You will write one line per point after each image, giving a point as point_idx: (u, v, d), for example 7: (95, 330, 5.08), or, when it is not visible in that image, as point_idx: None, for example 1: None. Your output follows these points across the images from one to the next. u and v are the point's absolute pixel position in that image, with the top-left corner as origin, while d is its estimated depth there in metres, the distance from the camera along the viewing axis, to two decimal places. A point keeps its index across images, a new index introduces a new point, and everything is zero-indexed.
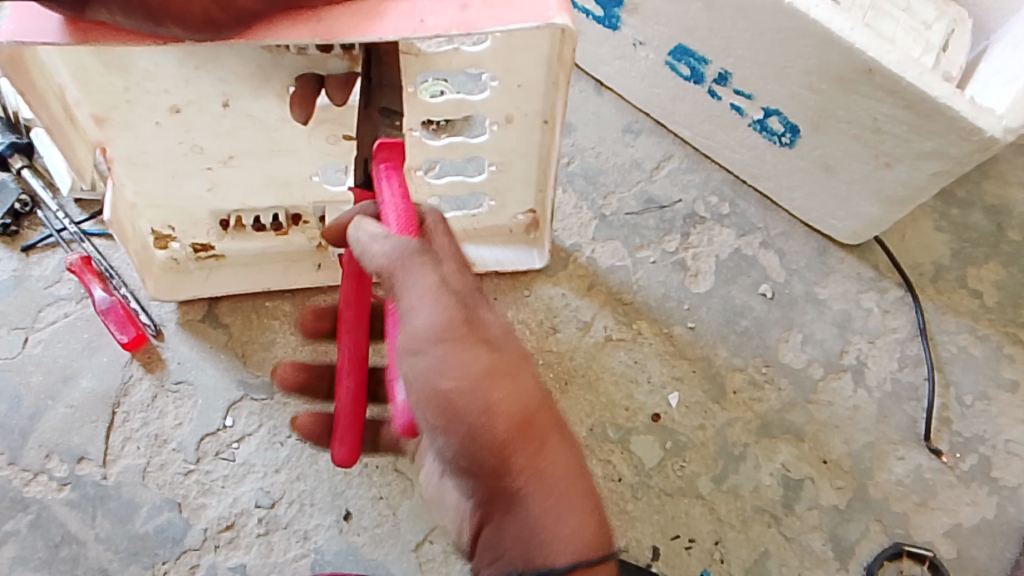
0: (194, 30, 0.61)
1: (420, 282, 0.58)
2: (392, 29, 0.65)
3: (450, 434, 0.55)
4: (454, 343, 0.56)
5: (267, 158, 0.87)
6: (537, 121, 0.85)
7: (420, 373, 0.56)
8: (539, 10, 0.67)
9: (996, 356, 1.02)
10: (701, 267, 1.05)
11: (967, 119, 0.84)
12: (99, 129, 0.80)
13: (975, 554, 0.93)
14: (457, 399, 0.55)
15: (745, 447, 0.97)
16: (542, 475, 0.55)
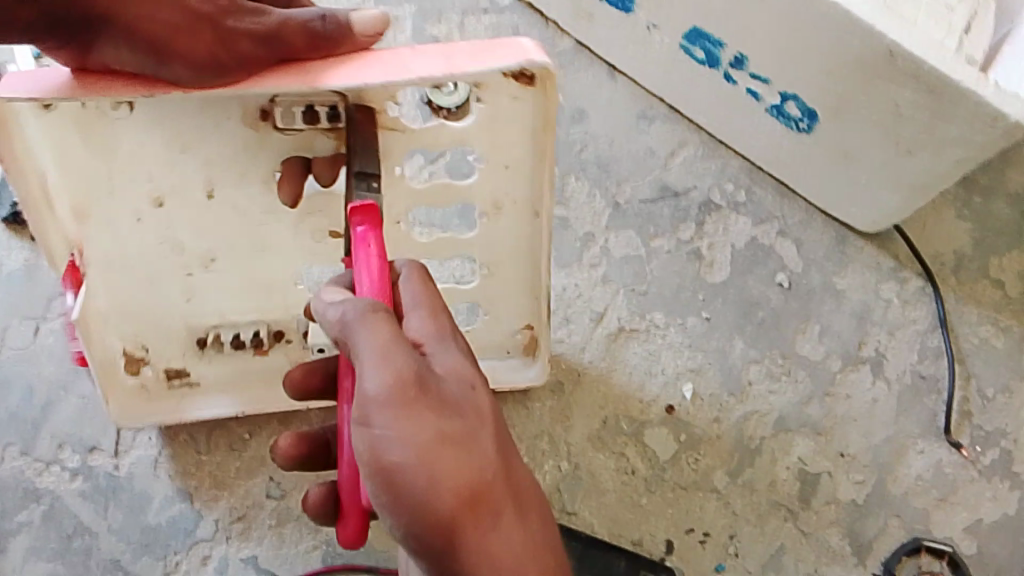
0: (197, 71, 0.64)
1: (371, 343, 0.49)
2: (377, 75, 0.64)
3: (395, 516, 0.48)
4: (405, 413, 0.47)
5: (248, 260, 0.87)
6: (526, 209, 0.81)
7: (368, 449, 0.47)
8: (519, 53, 0.67)
9: (1019, 348, 1.00)
10: (716, 257, 1.03)
11: (990, 106, 0.82)
12: (78, 223, 0.80)
13: (995, 549, 0.92)
14: (405, 480, 0.47)
15: (761, 440, 0.95)
16: (491, 560, 0.48)
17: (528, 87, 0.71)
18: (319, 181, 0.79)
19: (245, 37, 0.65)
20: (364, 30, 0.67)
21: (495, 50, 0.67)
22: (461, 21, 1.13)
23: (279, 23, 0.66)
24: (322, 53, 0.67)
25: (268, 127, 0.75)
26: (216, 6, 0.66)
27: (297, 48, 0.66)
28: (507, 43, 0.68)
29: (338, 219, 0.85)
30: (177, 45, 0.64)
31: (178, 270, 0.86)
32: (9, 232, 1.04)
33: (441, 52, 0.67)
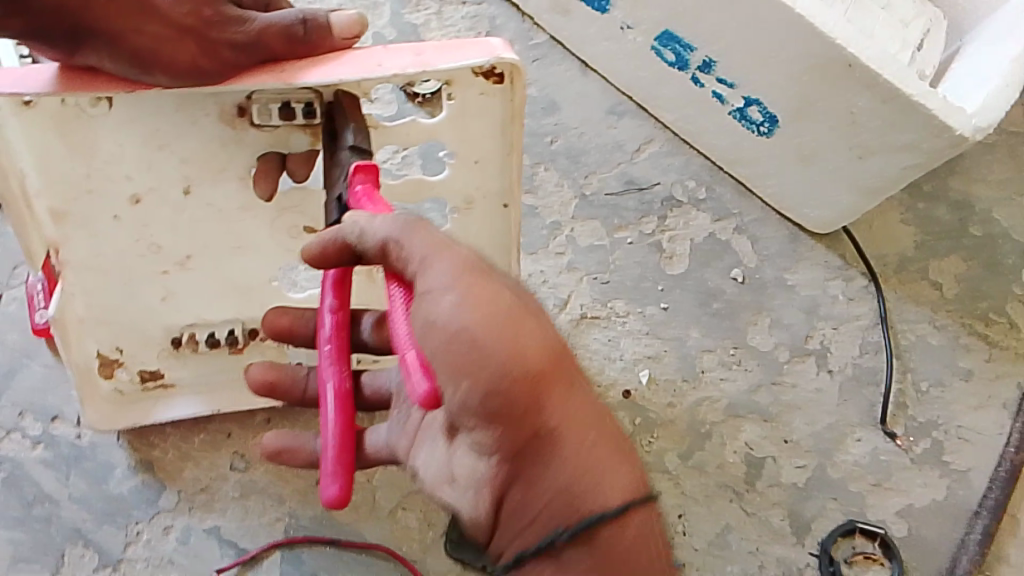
0: (179, 78, 0.68)
1: (427, 241, 0.54)
2: (350, 71, 0.69)
3: (473, 375, 0.48)
4: (467, 277, 0.51)
5: (223, 257, 0.90)
6: (495, 202, 0.84)
7: (443, 319, 0.50)
8: (485, 49, 0.72)
9: (953, 345, 1.06)
10: (676, 250, 1.08)
11: (939, 117, 0.88)
12: (56, 226, 0.82)
13: (926, 533, 0.97)
14: (482, 339, 0.48)
15: (712, 425, 1.00)
16: (572, 413, 0.48)
17: (497, 83, 0.74)
18: (293, 178, 0.82)
19: (225, 45, 0.68)
20: (340, 31, 0.72)
21: (463, 48, 0.72)
22: (440, 9, 1.17)
23: (258, 30, 0.69)
24: (299, 54, 0.71)
25: (244, 124, 0.78)
26: (198, 16, 0.68)
27: (275, 51, 0.70)
28: (475, 42, 0.72)
29: (312, 215, 0.88)
30: (160, 53, 0.67)
31: (153, 271, 0.88)
32: None
33: (412, 50, 0.72)
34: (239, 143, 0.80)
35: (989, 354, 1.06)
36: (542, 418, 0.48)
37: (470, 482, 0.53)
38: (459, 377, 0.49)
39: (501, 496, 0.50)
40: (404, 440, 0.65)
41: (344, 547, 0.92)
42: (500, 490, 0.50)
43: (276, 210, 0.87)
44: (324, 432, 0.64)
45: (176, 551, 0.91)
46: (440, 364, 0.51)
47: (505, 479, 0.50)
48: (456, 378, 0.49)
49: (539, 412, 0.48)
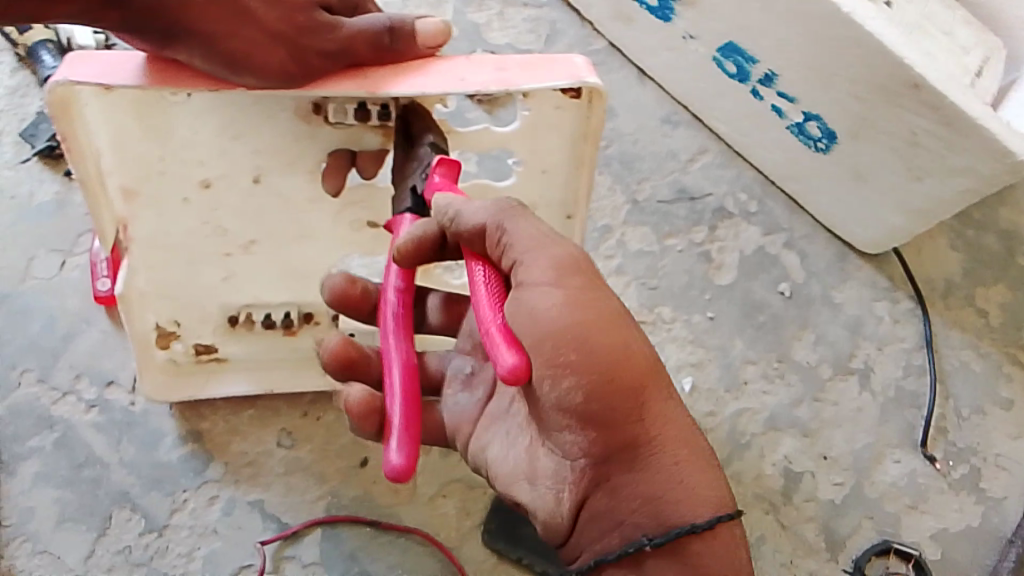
0: (268, 80, 0.67)
1: (532, 231, 0.61)
2: (433, 84, 0.68)
3: (583, 376, 0.57)
4: (579, 280, 0.59)
5: (285, 245, 0.90)
6: (557, 212, 0.85)
7: (543, 314, 0.58)
8: (571, 71, 0.70)
9: (996, 374, 1.07)
10: (725, 261, 1.09)
11: (1000, 141, 0.89)
12: (126, 203, 0.81)
13: (958, 557, 0.97)
14: (595, 342, 0.57)
15: (752, 436, 1.00)
16: (665, 427, 0.59)
17: (573, 98, 0.75)
18: (361, 174, 0.84)
19: (314, 53, 0.68)
20: (425, 41, 0.70)
21: (546, 66, 0.70)
22: (502, 10, 1.19)
23: (347, 38, 0.69)
24: (383, 62, 0.70)
25: (319, 121, 0.79)
26: (290, 22, 0.68)
27: (360, 59, 0.69)
28: (557, 59, 0.72)
29: (375, 211, 0.88)
30: (253, 56, 0.66)
31: (216, 253, 0.88)
32: (42, 165, 1.07)
33: (495, 64, 0.70)
34: (312, 137, 0.80)
35: None
36: (638, 429, 0.58)
37: (554, 480, 0.63)
38: (569, 377, 0.57)
39: (588, 490, 0.61)
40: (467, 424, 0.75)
41: (384, 529, 0.93)
42: (586, 485, 0.61)
43: (340, 205, 0.87)
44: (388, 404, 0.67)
45: (221, 522, 0.92)
46: (545, 357, 0.58)
47: (596, 474, 0.60)
48: (566, 376, 0.57)
49: (636, 420, 0.58)
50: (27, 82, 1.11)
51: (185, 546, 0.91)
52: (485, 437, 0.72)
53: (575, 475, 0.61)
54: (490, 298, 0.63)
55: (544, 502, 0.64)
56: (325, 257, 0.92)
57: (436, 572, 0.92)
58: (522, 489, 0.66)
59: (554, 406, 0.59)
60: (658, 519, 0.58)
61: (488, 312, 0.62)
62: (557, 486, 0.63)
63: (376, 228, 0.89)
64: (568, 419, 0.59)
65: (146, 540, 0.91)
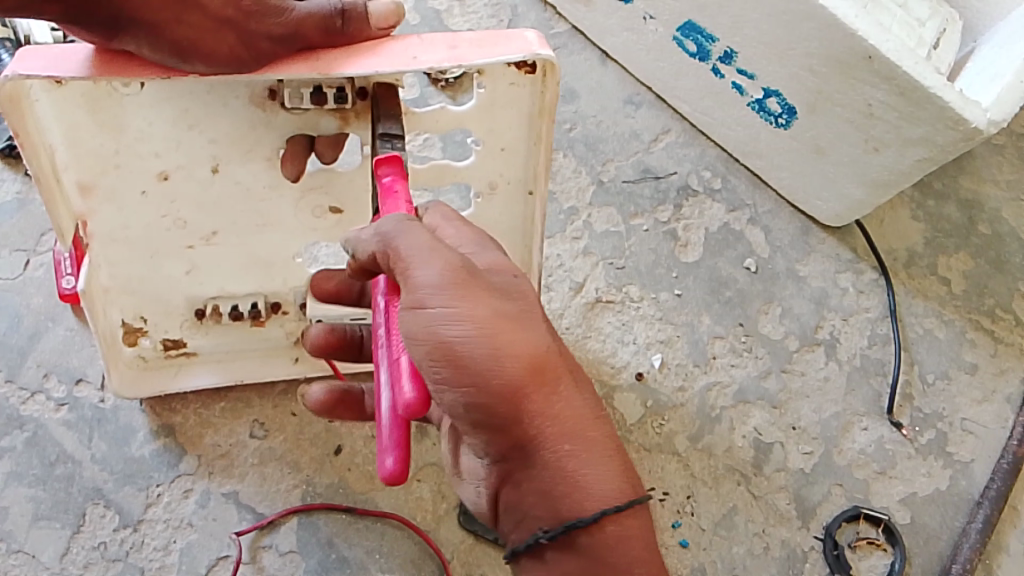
0: (217, 66, 0.67)
1: (419, 244, 0.58)
2: (385, 64, 0.68)
3: (463, 391, 0.55)
4: (452, 295, 0.55)
5: (249, 235, 0.90)
6: (519, 190, 0.86)
7: (434, 334, 0.55)
8: (523, 46, 0.71)
9: (960, 340, 1.08)
10: (691, 238, 1.10)
11: (955, 109, 0.90)
12: (83, 199, 0.81)
13: (927, 521, 0.98)
14: (471, 357, 0.55)
15: (721, 410, 1.01)
16: (551, 420, 0.57)
17: (528, 74, 0.76)
18: (320, 160, 0.84)
19: (264, 37, 0.67)
20: (376, 22, 0.71)
21: (498, 43, 0.71)
22: None
23: (297, 21, 0.68)
24: (336, 45, 0.70)
25: (274, 108, 0.79)
26: (237, 7, 0.68)
27: (312, 42, 0.70)
28: (509, 35, 0.72)
29: (337, 196, 0.88)
30: (201, 43, 0.66)
31: (180, 245, 0.88)
32: (4, 165, 1.07)
33: (447, 42, 0.70)
34: (268, 125, 0.81)
35: (994, 349, 1.08)
36: (527, 429, 0.57)
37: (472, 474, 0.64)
38: (449, 390, 0.56)
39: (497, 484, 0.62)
40: None
41: (360, 515, 0.94)
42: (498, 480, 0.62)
43: (300, 190, 0.87)
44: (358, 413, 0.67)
45: (196, 514, 0.92)
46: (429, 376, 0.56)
47: (505, 470, 0.61)
48: (447, 390, 0.56)
49: (523, 423, 0.57)
50: None
51: (160, 540, 0.91)
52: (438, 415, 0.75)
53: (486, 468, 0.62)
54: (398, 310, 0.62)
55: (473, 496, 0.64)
56: (289, 246, 0.92)
57: (414, 554, 0.93)
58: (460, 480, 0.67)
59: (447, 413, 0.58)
60: (555, 513, 0.59)
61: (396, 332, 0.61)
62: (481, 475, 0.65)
63: (339, 213, 0.90)
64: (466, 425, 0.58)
65: (121, 536, 0.91)
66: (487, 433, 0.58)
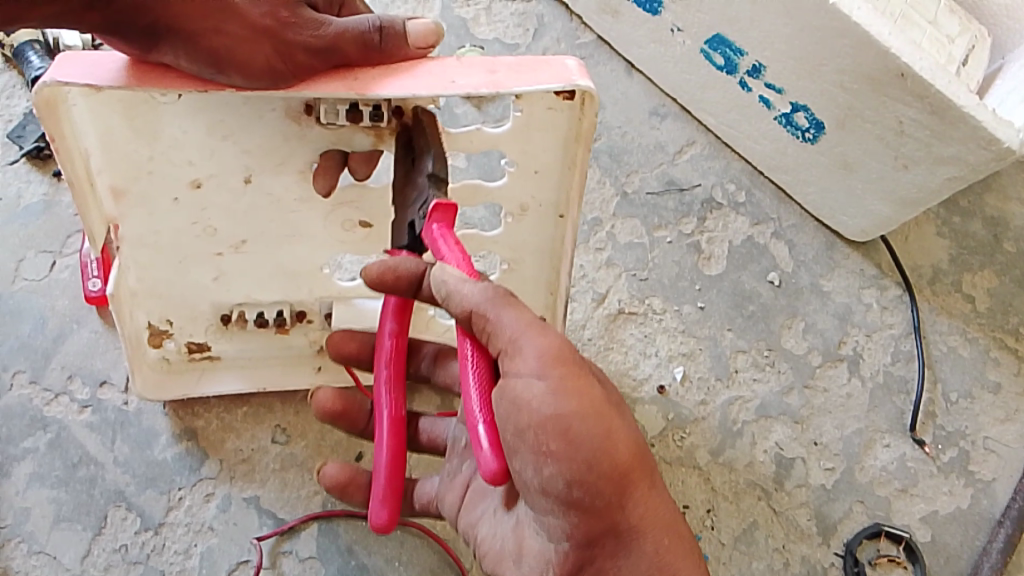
0: (253, 79, 0.67)
1: (518, 322, 0.62)
2: (422, 86, 0.68)
3: (568, 465, 0.59)
4: (562, 370, 0.60)
5: (277, 245, 0.90)
6: (550, 212, 0.85)
7: (537, 407, 0.59)
8: (562, 73, 0.70)
9: (984, 359, 1.08)
10: (714, 251, 1.10)
11: (987, 129, 0.90)
12: (115, 203, 0.81)
13: (949, 540, 0.98)
14: (581, 434, 0.59)
15: (743, 424, 1.01)
16: (645, 510, 0.62)
17: (566, 100, 0.75)
18: (353, 175, 0.85)
19: (300, 48, 0.68)
20: (415, 41, 0.71)
21: (538, 70, 0.71)
22: (489, 6, 1.20)
23: (334, 34, 0.69)
24: (373, 61, 0.71)
25: (310, 121, 0.79)
26: (275, 18, 0.69)
27: (349, 58, 0.70)
28: (548, 61, 0.72)
29: (367, 211, 0.88)
30: (236, 53, 0.66)
31: (208, 252, 0.89)
32: (30, 166, 1.07)
33: (485, 66, 0.70)
34: (302, 138, 0.80)
35: (1019, 368, 1.08)
36: (621, 514, 0.61)
37: (540, 560, 0.66)
38: (549, 464, 0.59)
39: (572, 570, 0.64)
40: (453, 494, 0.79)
41: None
42: (572, 568, 0.64)
43: (332, 205, 0.87)
44: (376, 457, 0.74)
45: (216, 519, 0.93)
46: (530, 446, 0.60)
47: (581, 557, 0.64)
48: (548, 464, 0.59)
49: (620, 510, 0.61)
50: (14, 84, 1.11)
51: (181, 544, 0.91)
52: (474, 513, 0.75)
53: (561, 556, 0.64)
54: (476, 380, 0.65)
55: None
56: (316, 256, 0.92)
57: (433, 564, 0.93)
58: (510, 569, 0.69)
59: (538, 490, 0.61)
60: None
61: (477, 403, 0.65)
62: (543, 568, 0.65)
63: (369, 228, 0.90)
64: (552, 503, 0.62)
65: (142, 539, 0.91)
66: (580, 517, 0.61)
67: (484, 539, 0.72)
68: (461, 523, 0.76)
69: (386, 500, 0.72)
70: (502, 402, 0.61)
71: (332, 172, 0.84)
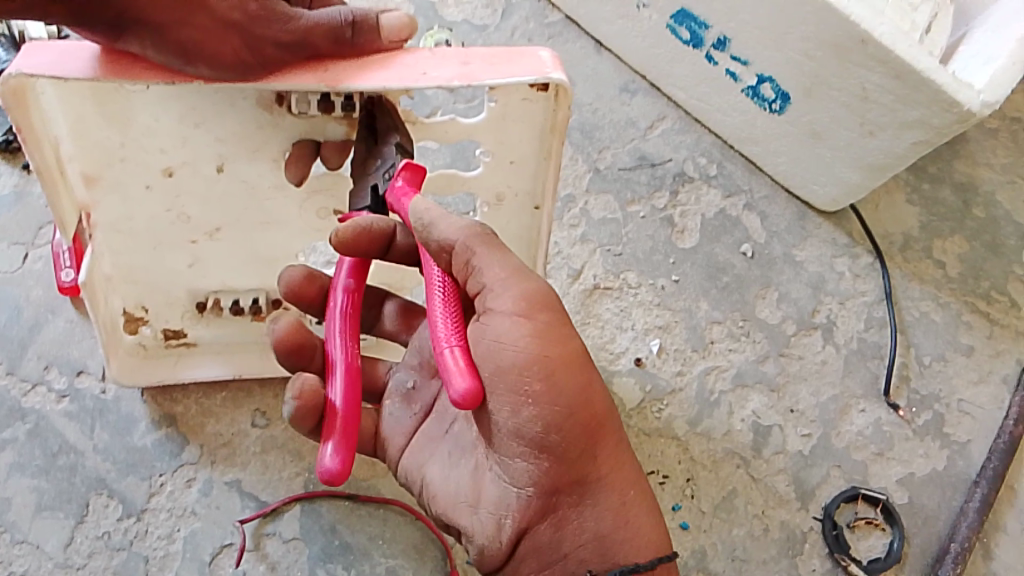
0: (220, 70, 0.67)
1: (503, 268, 0.64)
2: (394, 78, 0.68)
3: (549, 409, 0.63)
4: (546, 315, 0.64)
5: (252, 232, 0.90)
6: (526, 201, 0.85)
7: (515, 346, 0.63)
8: (536, 66, 0.70)
9: (956, 322, 1.09)
10: (688, 224, 1.11)
11: (949, 92, 0.92)
12: (87, 190, 0.81)
13: (926, 501, 0.99)
14: (562, 379, 0.63)
15: (720, 394, 1.02)
16: (613, 466, 0.67)
17: (541, 91, 0.75)
18: (326, 165, 0.84)
19: (269, 43, 0.68)
20: (389, 34, 0.70)
21: (512, 62, 0.71)
22: None
23: (305, 28, 0.68)
24: (346, 55, 0.70)
25: (282, 112, 0.79)
26: (244, 11, 0.67)
27: (320, 50, 0.69)
28: (523, 53, 0.72)
29: (342, 199, 0.88)
30: (204, 45, 0.66)
31: (183, 239, 0.89)
32: (1, 159, 1.07)
33: (459, 58, 0.70)
34: (275, 128, 0.81)
35: (990, 331, 1.09)
36: (591, 464, 0.66)
37: (498, 506, 0.67)
38: (529, 406, 0.63)
39: (533, 519, 0.67)
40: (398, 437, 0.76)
41: (361, 502, 0.94)
42: (533, 517, 0.67)
43: (306, 193, 0.87)
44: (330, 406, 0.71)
45: (199, 503, 0.93)
46: (514, 387, 0.63)
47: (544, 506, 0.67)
48: (529, 407, 0.63)
49: (585, 458, 0.66)
50: None
51: (163, 529, 0.92)
52: (420, 456, 0.74)
53: (522, 503, 0.66)
54: (444, 314, 0.66)
55: (484, 527, 0.67)
56: (292, 243, 0.92)
57: (416, 540, 0.93)
58: (460, 513, 0.69)
59: (512, 433, 0.65)
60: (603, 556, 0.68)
61: (443, 329, 0.65)
62: (499, 513, 0.67)
63: (344, 217, 0.90)
64: (523, 446, 0.65)
65: (124, 525, 0.91)
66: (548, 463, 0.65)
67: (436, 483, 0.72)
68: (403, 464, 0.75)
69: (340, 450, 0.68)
70: (483, 343, 0.64)
71: (303, 158, 0.83)
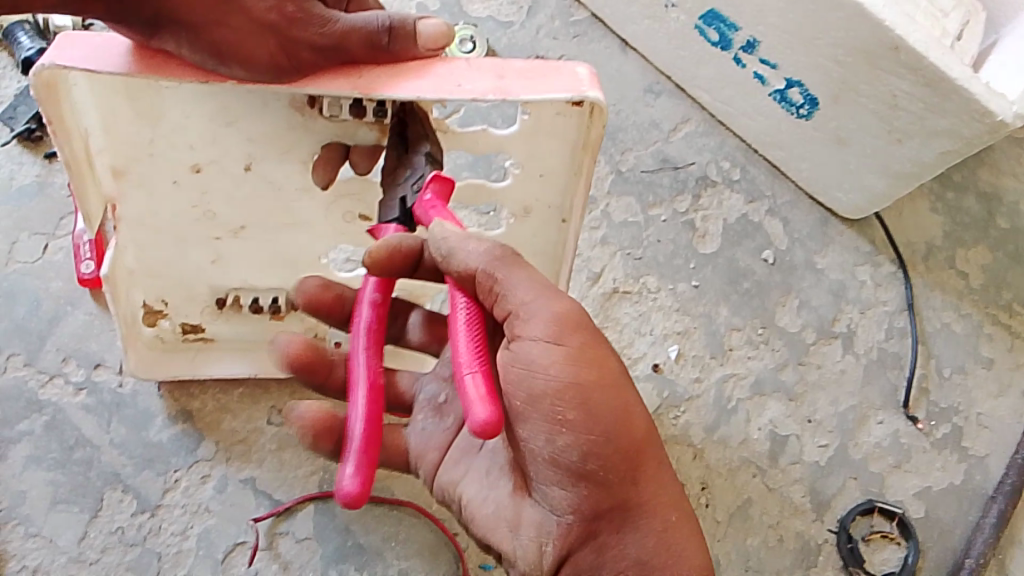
0: (256, 72, 0.66)
1: (531, 287, 0.63)
2: (429, 89, 0.67)
3: (585, 437, 0.61)
4: (580, 336, 0.62)
5: (274, 233, 0.90)
6: (554, 215, 0.84)
7: (551, 371, 0.61)
8: (573, 84, 0.69)
9: (977, 334, 1.08)
10: (709, 229, 1.10)
11: (980, 102, 0.91)
12: (114, 183, 0.81)
13: (942, 514, 0.98)
14: (599, 403, 0.61)
15: (738, 401, 1.01)
16: (659, 492, 0.64)
17: (575, 107, 0.73)
18: (354, 169, 0.83)
19: (306, 46, 0.67)
20: (425, 43, 0.69)
21: (548, 77, 0.70)
22: None
23: (340, 33, 0.67)
24: (380, 62, 0.69)
25: (314, 113, 0.78)
26: (281, 13, 0.66)
27: (356, 56, 0.68)
28: (560, 69, 0.71)
29: (367, 204, 0.88)
30: (239, 47, 0.65)
31: (207, 236, 0.88)
32: (22, 148, 1.07)
33: (495, 70, 0.69)
34: (305, 129, 0.80)
35: (1011, 344, 1.08)
36: (633, 491, 0.63)
37: (539, 531, 0.65)
38: (565, 434, 0.61)
39: (574, 545, 0.65)
40: (432, 452, 0.76)
41: (377, 502, 0.94)
42: (573, 542, 0.64)
43: (332, 196, 0.87)
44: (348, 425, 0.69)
45: (214, 499, 0.93)
46: (545, 413, 0.61)
47: (585, 531, 0.64)
48: (563, 434, 0.61)
49: (630, 485, 0.63)
50: (4, 64, 1.10)
51: (178, 525, 0.92)
52: (455, 473, 0.73)
53: (564, 530, 0.64)
54: (467, 335, 0.64)
55: (525, 553, 0.65)
56: (313, 244, 0.91)
57: (430, 542, 0.93)
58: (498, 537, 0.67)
59: (547, 459, 0.62)
60: None
61: (466, 353, 0.62)
62: (542, 538, 0.65)
63: (368, 221, 0.89)
64: (559, 473, 0.63)
65: (139, 520, 0.91)
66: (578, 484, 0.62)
67: (476, 500, 0.70)
68: (438, 481, 0.74)
69: (360, 470, 0.66)
70: (512, 366, 0.62)
71: (331, 163, 0.83)
